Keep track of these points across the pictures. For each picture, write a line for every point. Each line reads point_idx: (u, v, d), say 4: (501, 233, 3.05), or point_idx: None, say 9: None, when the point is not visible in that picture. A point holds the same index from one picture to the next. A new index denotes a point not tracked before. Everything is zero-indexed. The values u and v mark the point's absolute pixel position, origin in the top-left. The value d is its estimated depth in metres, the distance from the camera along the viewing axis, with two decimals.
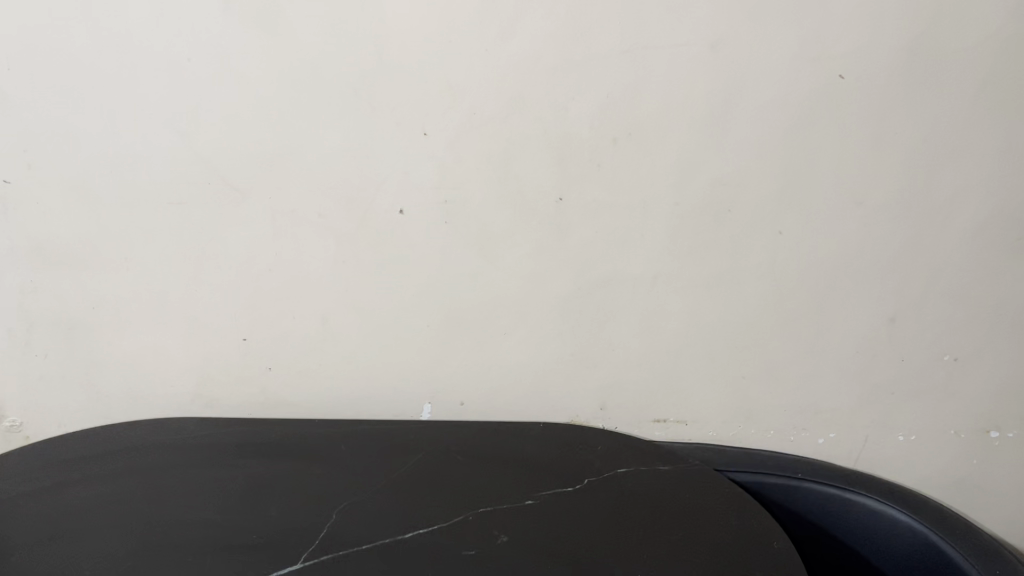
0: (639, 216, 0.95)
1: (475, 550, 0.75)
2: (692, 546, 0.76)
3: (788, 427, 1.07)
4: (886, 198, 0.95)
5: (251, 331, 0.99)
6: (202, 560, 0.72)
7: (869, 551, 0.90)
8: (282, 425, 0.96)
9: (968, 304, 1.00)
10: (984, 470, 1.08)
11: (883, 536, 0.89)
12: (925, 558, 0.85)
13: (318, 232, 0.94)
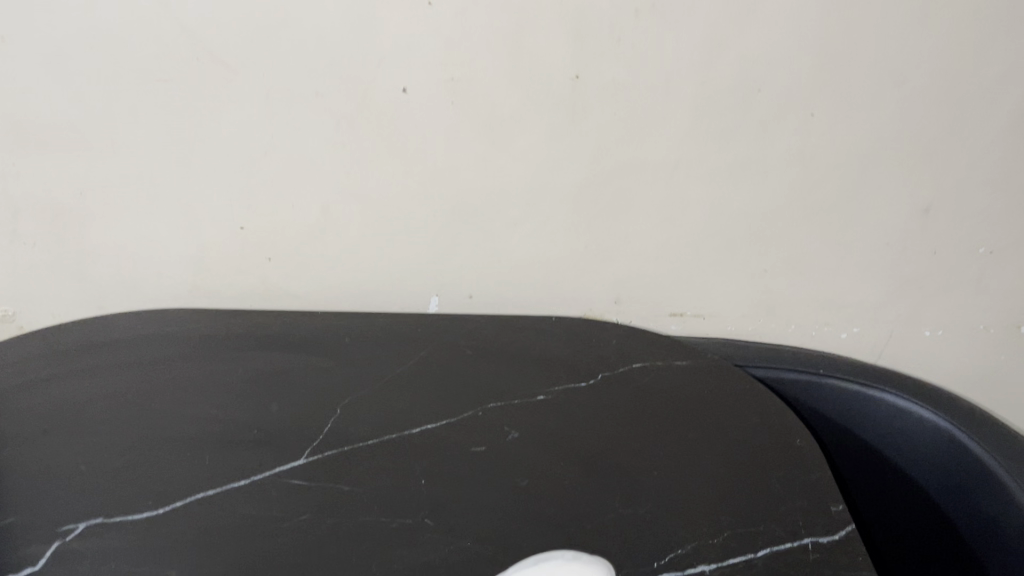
0: (661, 97, 0.88)
1: (485, 447, 0.72)
2: (711, 445, 0.72)
3: (809, 321, 1.03)
4: (931, 77, 0.88)
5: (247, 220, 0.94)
6: (203, 452, 0.70)
7: (891, 450, 0.86)
8: (284, 317, 0.92)
9: (1010, 193, 0.94)
10: (1010, 365, 1.05)
11: (906, 434, 0.85)
12: (948, 456, 0.81)
13: (315, 114, 0.88)
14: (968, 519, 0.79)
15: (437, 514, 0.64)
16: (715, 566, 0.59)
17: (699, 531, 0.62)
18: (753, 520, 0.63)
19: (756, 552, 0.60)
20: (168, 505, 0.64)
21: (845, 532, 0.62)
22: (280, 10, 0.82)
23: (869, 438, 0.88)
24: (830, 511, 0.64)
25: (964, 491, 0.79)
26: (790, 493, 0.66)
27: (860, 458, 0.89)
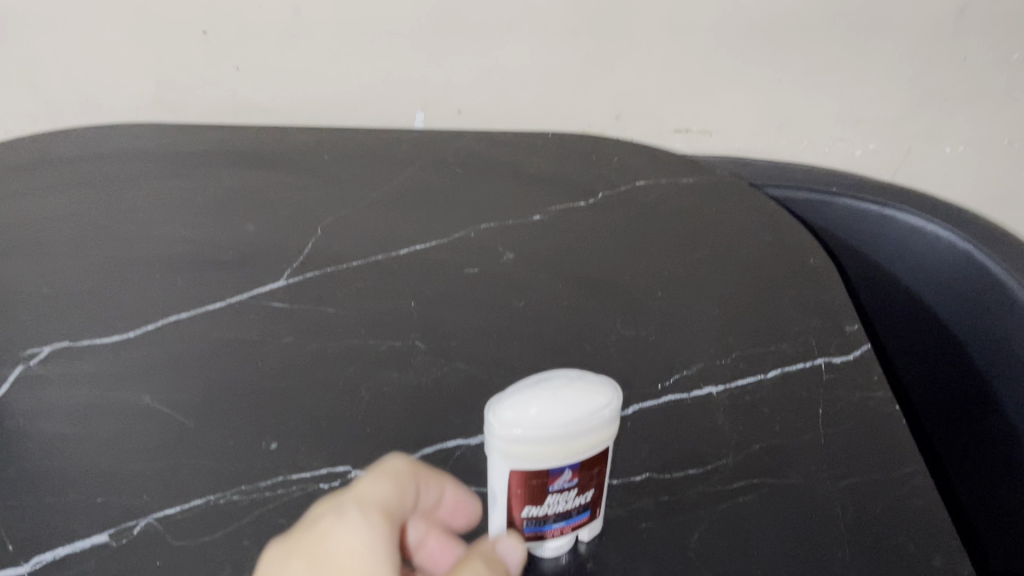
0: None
1: (479, 269, 0.67)
2: (720, 264, 0.68)
3: (824, 137, 0.96)
4: None
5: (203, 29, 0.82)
6: (175, 273, 0.65)
7: (907, 275, 0.81)
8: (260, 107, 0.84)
9: None
10: None
11: (923, 257, 0.78)
12: (965, 279, 0.75)
13: None
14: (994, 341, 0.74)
15: (428, 336, 0.60)
16: (722, 387, 0.56)
17: (706, 352, 0.59)
18: (763, 340, 0.60)
19: (766, 373, 0.57)
20: (139, 328, 0.60)
21: (861, 352, 0.59)
22: None
23: (884, 261, 0.82)
24: (844, 331, 0.60)
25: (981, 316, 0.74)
26: (801, 313, 0.62)
27: (876, 282, 0.84)
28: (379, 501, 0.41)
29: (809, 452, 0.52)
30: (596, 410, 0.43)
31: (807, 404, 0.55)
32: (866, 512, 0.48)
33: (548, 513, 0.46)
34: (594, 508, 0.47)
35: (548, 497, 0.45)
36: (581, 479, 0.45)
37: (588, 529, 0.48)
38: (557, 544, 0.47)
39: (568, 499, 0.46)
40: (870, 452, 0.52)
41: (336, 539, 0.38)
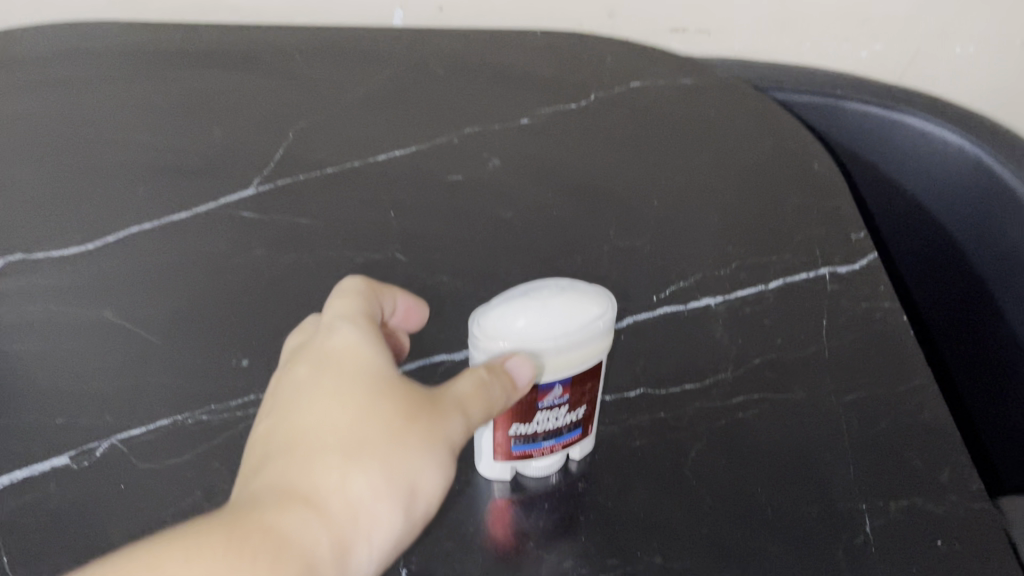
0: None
1: (463, 175, 0.62)
2: (720, 168, 0.63)
3: (829, 37, 0.91)
4: None
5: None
6: (136, 180, 0.61)
7: (918, 189, 0.73)
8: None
9: None
10: None
11: (937, 170, 0.70)
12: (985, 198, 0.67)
13: None
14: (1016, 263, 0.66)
15: (408, 247, 0.56)
16: (721, 299, 0.53)
17: (704, 263, 0.56)
18: (765, 250, 0.56)
19: (768, 284, 0.54)
20: (99, 240, 0.56)
21: (868, 261, 0.55)
22: None
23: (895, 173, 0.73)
24: (851, 239, 0.57)
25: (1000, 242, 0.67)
26: (805, 220, 0.58)
27: (889, 198, 0.75)
28: (361, 310, 0.38)
29: (813, 366, 0.49)
30: (591, 322, 0.40)
31: (812, 317, 0.52)
32: (872, 428, 0.46)
33: (537, 431, 0.43)
34: (586, 426, 0.44)
35: (537, 414, 0.42)
36: (572, 395, 0.42)
37: (579, 447, 0.45)
38: (547, 463, 0.45)
39: (559, 416, 0.43)
40: (877, 366, 0.49)
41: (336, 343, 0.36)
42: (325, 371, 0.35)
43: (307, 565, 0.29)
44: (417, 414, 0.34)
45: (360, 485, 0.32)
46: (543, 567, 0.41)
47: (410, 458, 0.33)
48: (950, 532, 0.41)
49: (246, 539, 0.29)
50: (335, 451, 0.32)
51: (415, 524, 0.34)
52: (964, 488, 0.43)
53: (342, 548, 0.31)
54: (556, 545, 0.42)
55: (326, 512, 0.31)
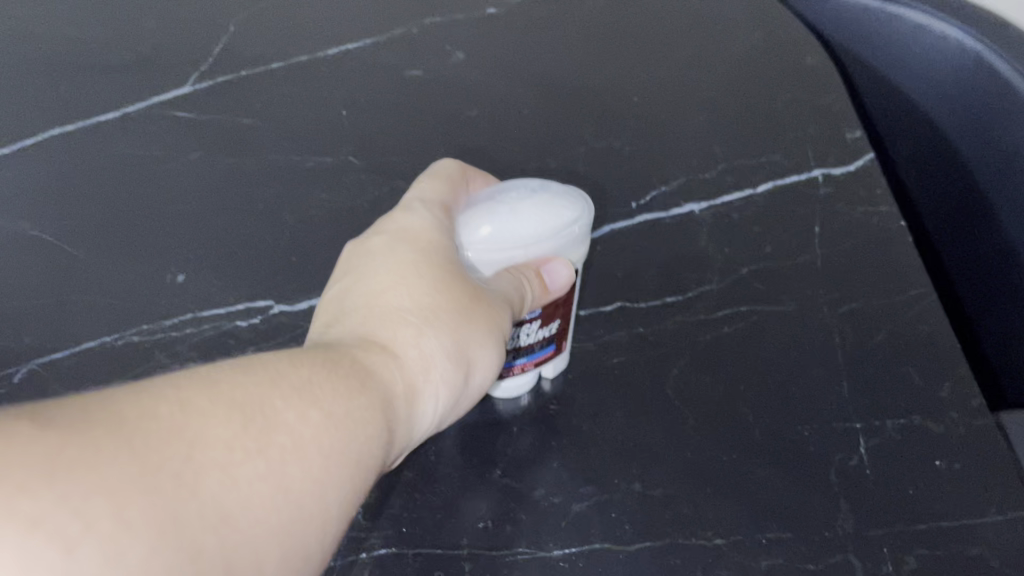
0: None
1: (423, 71, 0.56)
2: (707, 61, 0.58)
3: None
4: None
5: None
6: (56, 77, 0.54)
7: (919, 95, 0.63)
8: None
9: None
10: None
11: (938, 70, 0.61)
12: (988, 103, 0.58)
13: None
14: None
15: (363, 151, 0.51)
16: (706, 204, 0.49)
17: (688, 165, 0.51)
18: (753, 150, 0.52)
19: (756, 188, 0.50)
20: (15, 145, 0.50)
21: (864, 161, 0.51)
22: None
23: (894, 78, 0.64)
24: (846, 138, 0.52)
25: (1006, 157, 0.58)
26: (796, 118, 0.53)
27: (885, 98, 0.66)
28: (442, 193, 0.37)
29: (804, 275, 0.45)
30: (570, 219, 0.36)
31: (803, 223, 0.48)
32: (867, 342, 0.42)
33: (507, 348, 0.39)
34: (559, 342, 0.41)
35: (507, 329, 0.38)
36: (545, 309, 0.38)
37: (551, 365, 0.41)
38: (517, 382, 0.41)
39: (531, 331, 0.39)
40: (873, 274, 0.45)
41: (409, 219, 0.36)
42: (401, 238, 0.35)
43: (386, 399, 0.29)
44: (485, 291, 0.34)
45: (432, 349, 0.32)
46: (511, 495, 0.38)
47: (479, 329, 0.33)
48: (949, 452, 0.38)
49: (336, 365, 0.29)
50: (409, 313, 0.32)
51: (473, 394, 0.34)
52: (964, 404, 0.40)
53: (411, 402, 0.31)
54: (525, 471, 0.38)
55: (402, 361, 0.31)
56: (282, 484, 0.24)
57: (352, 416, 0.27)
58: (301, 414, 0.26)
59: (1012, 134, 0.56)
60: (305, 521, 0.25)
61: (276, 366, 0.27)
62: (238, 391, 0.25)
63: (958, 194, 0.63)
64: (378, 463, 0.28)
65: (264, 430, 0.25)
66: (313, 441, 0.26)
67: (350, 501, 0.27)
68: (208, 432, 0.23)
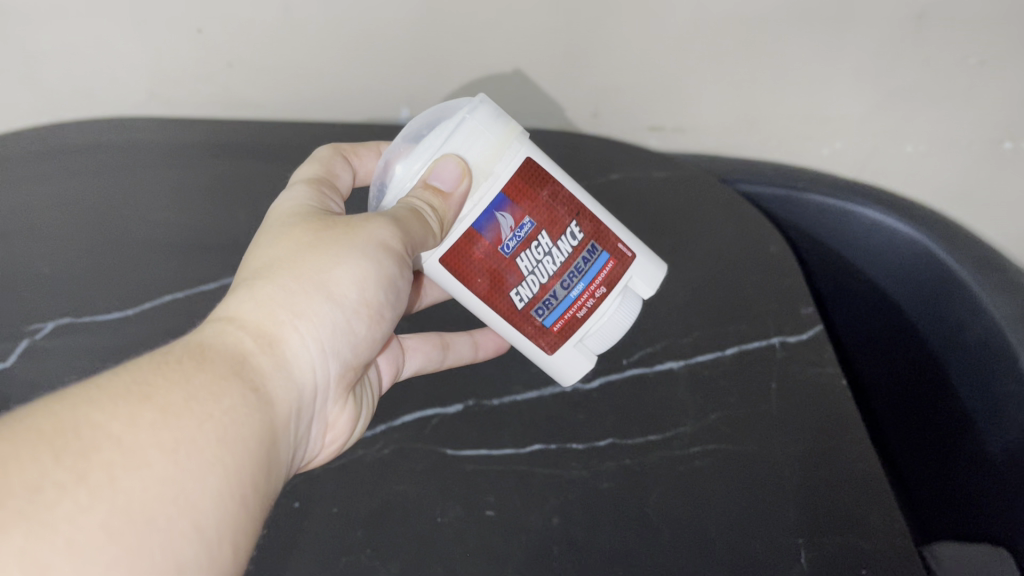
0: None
1: None
2: (692, 245, 0.70)
3: (792, 136, 0.90)
4: None
5: (115, 38, 0.73)
6: (167, 258, 0.70)
7: (875, 274, 0.80)
8: (166, 58, 0.76)
9: None
10: (1008, 179, 0.93)
11: (888, 252, 0.78)
12: (933, 283, 0.74)
13: None
14: (961, 345, 0.72)
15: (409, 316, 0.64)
16: (682, 363, 0.60)
17: (670, 331, 0.63)
18: (723, 319, 0.63)
19: (725, 350, 0.61)
20: (137, 307, 0.66)
21: (815, 331, 0.62)
22: None
23: (856, 262, 0.81)
24: (799, 312, 0.63)
25: (950, 331, 0.73)
26: (761, 297, 0.65)
27: (849, 278, 0.82)
28: (315, 175, 0.54)
29: (762, 422, 0.56)
30: (459, 128, 0.47)
31: (762, 379, 0.58)
32: (812, 472, 0.52)
33: (545, 285, 0.51)
34: (603, 249, 0.52)
35: (520, 262, 0.50)
36: (534, 219, 0.49)
37: (609, 273, 0.53)
38: (608, 334, 0.55)
39: (546, 252, 0.50)
40: (820, 423, 0.55)
41: (283, 206, 0.50)
42: (271, 222, 0.48)
43: (232, 368, 0.38)
44: (338, 224, 0.45)
45: (272, 294, 0.41)
46: None
47: (325, 260, 0.43)
48: (874, 564, 0.48)
49: (170, 362, 0.36)
50: (255, 279, 0.42)
51: (353, 309, 0.44)
52: (889, 526, 0.49)
53: (274, 347, 0.40)
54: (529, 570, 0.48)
55: (245, 325, 0.40)
56: (114, 504, 0.30)
57: (184, 404, 0.34)
58: (127, 418, 0.32)
59: (952, 314, 0.73)
60: (156, 522, 0.31)
61: (87, 392, 0.33)
62: (45, 426, 0.31)
63: (913, 360, 0.78)
64: (240, 431, 0.36)
65: (80, 455, 0.30)
66: (145, 443, 0.32)
67: (210, 479, 0.33)
68: (15, 479, 0.28)
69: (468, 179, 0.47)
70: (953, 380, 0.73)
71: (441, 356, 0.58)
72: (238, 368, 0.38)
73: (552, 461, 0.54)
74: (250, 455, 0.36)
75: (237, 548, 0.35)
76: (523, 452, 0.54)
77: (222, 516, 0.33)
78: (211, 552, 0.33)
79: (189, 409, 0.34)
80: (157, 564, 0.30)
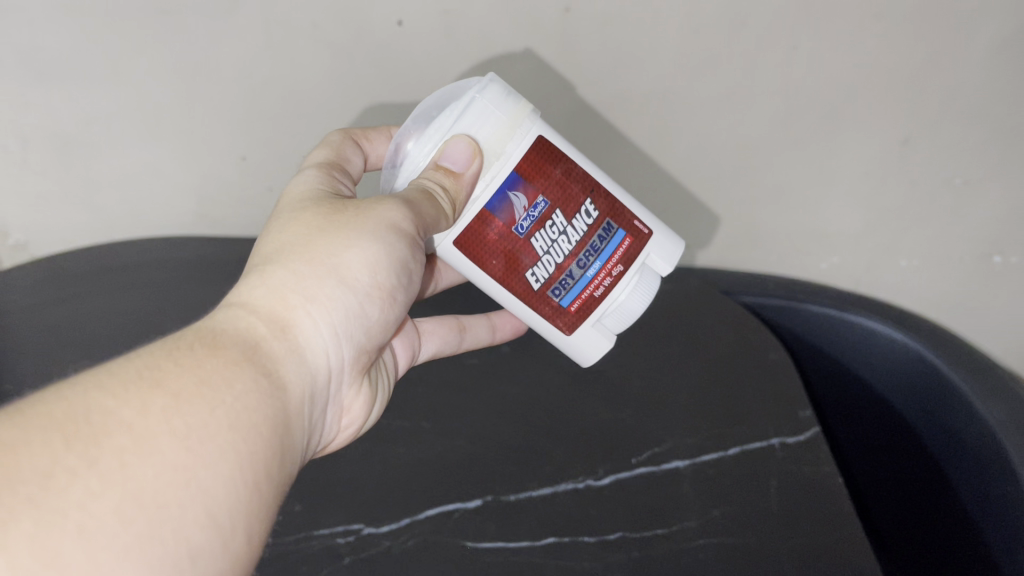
0: (637, 3, 0.71)
1: (479, 359, 0.74)
2: (695, 352, 0.75)
3: (793, 251, 0.96)
4: (923, 17, 0.74)
5: (170, 166, 0.83)
6: None
7: (874, 379, 0.84)
8: (214, 182, 0.85)
9: (1000, 123, 0.82)
10: (999, 290, 0.98)
11: (885, 358, 0.83)
12: (929, 385, 0.79)
13: (238, 38, 0.71)
14: (956, 443, 0.75)
15: (433, 417, 0.68)
16: (688, 461, 0.64)
17: (676, 432, 0.67)
18: (726, 421, 0.68)
19: (727, 450, 0.65)
20: None
21: (811, 433, 0.66)
22: None
23: (856, 368, 0.85)
24: (797, 415, 0.68)
25: (948, 433, 0.77)
26: (762, 400, 0.69)
27: (850, 383, 0.87)
28: (325, 157, 0.60)
29: (762, 518, 0.59)
30: (472, 110, 0.53)
31: (762, 478, 0.62)
32: (807, 565, 0.56)
33: (561, 265, 0.56)
34: (618, 225, 0.57)
35: (535, 242, 0.55)
36: (547, 198, 0.54)
37: (625, 248, 0.58)
38: (622, 314, 0.61)
39: (561, 232, 0.55)
40: (817, 520, 0.59)
41: (294, 189, 0.55)
42: (282, 207, 0.53)
43: (241, 355, 0.42)
44: (349, 208, 0.50)
45: (285, 279, 0.46)
46: None
47: (334, 245, 0.48)
48: None
49: (184, 350, 0.40)
50: (267, 265, 0.47)
51: (362, 295, 0.49)
52: None
53: (287, 330, 0.45)
54: None
55: (258, 312, 0.45)
56: (125, 491, 0.33)
57: (196, 391, 0.38)
58: (136, 404, 0.36)
59: (948, 417, 0.77)
60: (166, 508, 0.34)
61: (100, 377, 0.37)
62: (58, 412, 0.34)
63: (913, 459, 0.82)
64: (251, 416, 0.40)
65: (91, 440, 0.34)
66: (156, 429, 0.35)
67: (217, 460, 0.37)
68: (29, 465, 0.32)
69: (480, 158, 0.52)
70: (951, 473, 0.76)
71: (459, 339, 0.72)
72: (251, 354, 0.43)
73: (566, 553, 0.57)
74: (261, 442, 0.40)
75: (249, 532, 0.39)
76: (537, 544, 0.58)
77: (231, 496, 0.37)
78: (222, 535, 0.37)
79: (197, 392, 0.38)
80: (169, 550, 0.34)
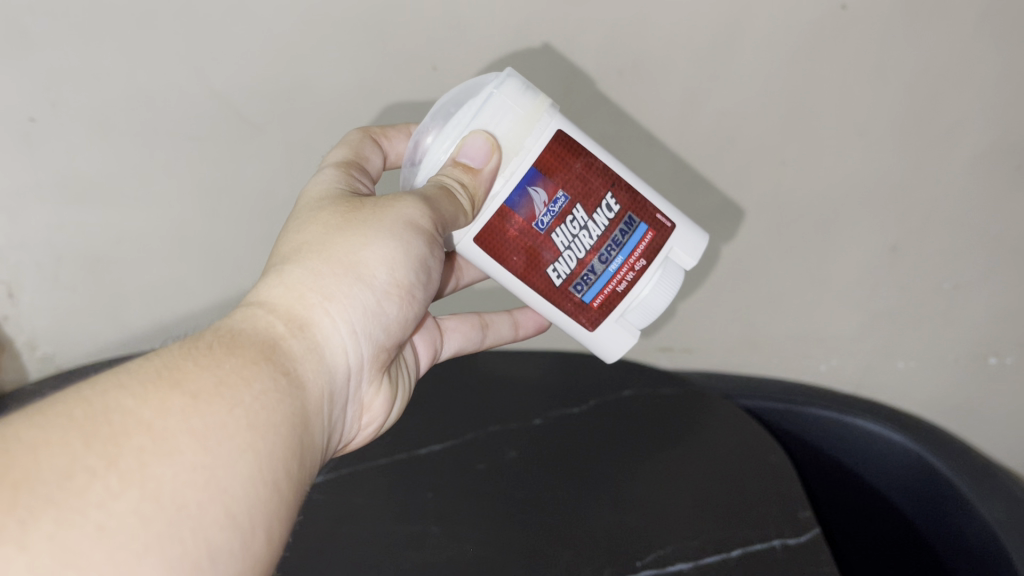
0: (634, 125, 0.77)
1: (487, 464, 0.76)
2: (696, 454, 0.77)
3: (792, 354, 0.99)
4: (901, 135, 0.80)
5: (194, 278, 0.87)
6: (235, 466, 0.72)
7: (877, 481, 0.86)
8: (235, 294, 0.89)
9: (982, 231, 0.87)
10: (996, 390, 1.00)
11: (886, 458, 0.85)
12: (931, 485, 0.81)
13: (267, 163, 0.78)
14: (960, 539, 0.76)
15: (442, 522, 0.70)
16: (691, 564, 0.66)
17: (678, 534, 0.68)
18: (728, 523, 0.69)
19: (729, 552, 0.66)
20: None
21: (813, 534, 0.68)
22: (207, 87, 0.71)
23: (859, 467, 0.87)
24: (798, 515, 0.70)
25: (953, 529, 0.78)
26: (763, 500, 0.71)
27: (853, 486, 0.88)
28: (344, 157, 0.63)
29: None
30: (491, 106, 0.56)
31: None
32: None
33: (583, 260, 0.58)
34: (640, 218, 0.59)
35: (556, 237, 0.57)
36: (567, 192, 0.57)
37: (648, 241, 0.60)
38: (648, 310, 0.62)
39: (581, 226, 0.58)
40: None
41: (311, 193, 0.57)
42: (298, 211, 0.54)
43: (258, 354, 0.42)
44: (368, 208, 0.52)
45: (304, 277, 0.47)
46: None
47: (353, 245, 0.49)
48: None
49: (203, 350, 0.41)
50: (285, 265, 0.48)
51: (379, 295, 0.50)
52: None
53: (304, 326, 0.46)
54: None
55: (275, 311, 0.46)
56: (145, 490, 0.33)
57: (216, 391, 0.38)
58: (154, 403, 0.36)
59: (951, 516, 0.78)
60: (187, 509, 0.34)
61: (119, 379, 0.37)
62: (76, 412, 0.34)
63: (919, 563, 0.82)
64: (270, 414, 0.40)
65: (109, 440, 0.33)
66: (174, 428, 0.36)
67: (235, 454, 0.37)
68: (49, 464, 0.32)
69: (498, 154, 0.55)
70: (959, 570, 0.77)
71: (481, 338, 0.77)
72: (269, 352, 0.43)
73: None
74: (280, 439, 0.40)
75: (269, 535, 0.39)
76: None
77: (252, 496, 0.38)
78: (242, 534, 0.37)
79: (215, 390, 0.38)
80: (190, 549, 0.34)
